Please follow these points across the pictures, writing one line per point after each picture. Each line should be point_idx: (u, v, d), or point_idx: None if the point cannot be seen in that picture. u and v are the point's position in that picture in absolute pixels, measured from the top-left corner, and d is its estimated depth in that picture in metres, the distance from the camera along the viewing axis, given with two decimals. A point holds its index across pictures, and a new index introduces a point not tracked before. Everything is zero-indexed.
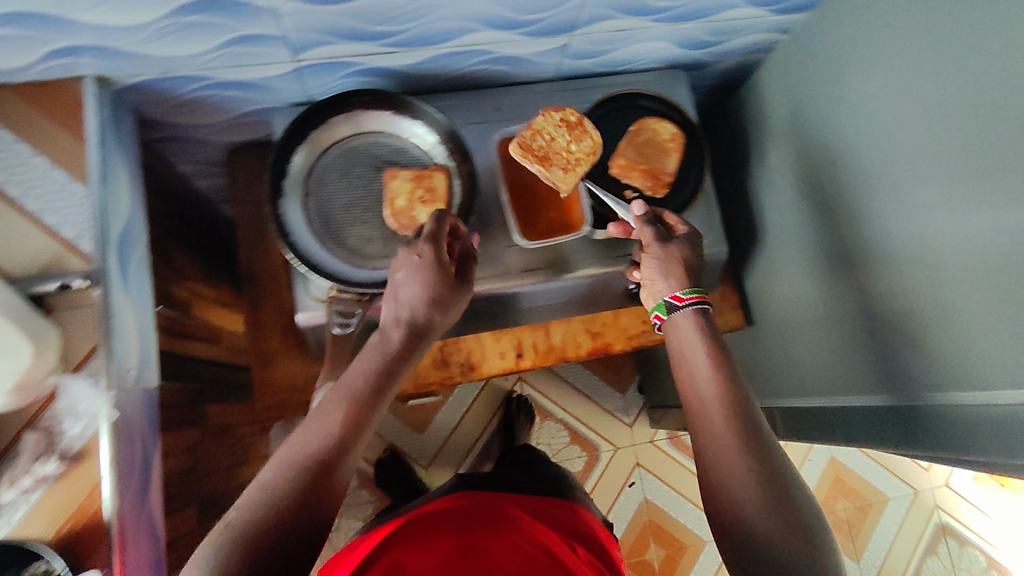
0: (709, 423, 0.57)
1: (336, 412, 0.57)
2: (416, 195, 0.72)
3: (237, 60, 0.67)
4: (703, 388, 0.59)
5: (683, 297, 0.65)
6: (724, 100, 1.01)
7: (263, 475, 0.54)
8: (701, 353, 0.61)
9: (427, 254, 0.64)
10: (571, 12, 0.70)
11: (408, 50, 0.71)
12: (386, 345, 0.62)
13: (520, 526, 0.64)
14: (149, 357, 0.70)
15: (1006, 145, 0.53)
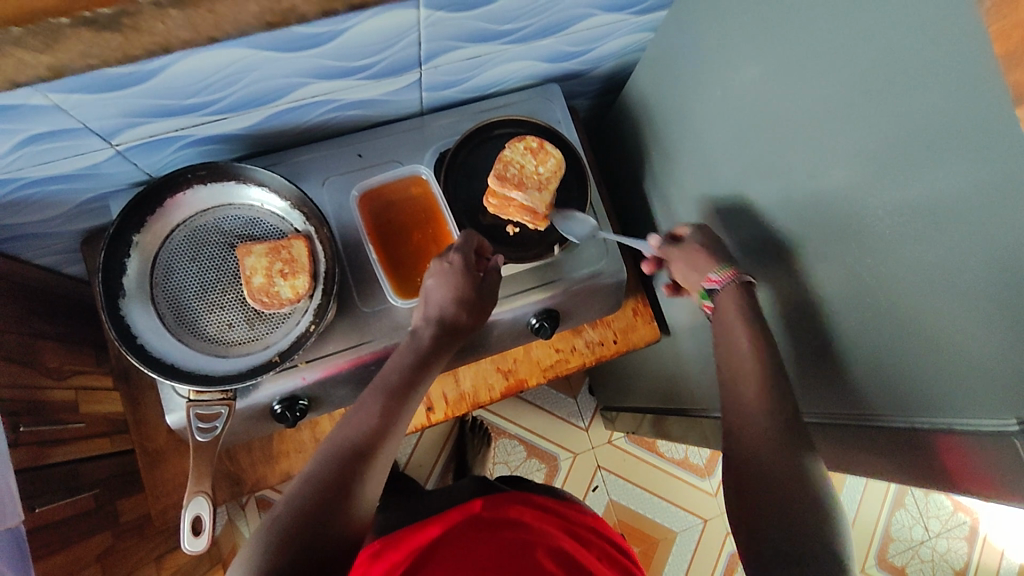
0: (739, 369, 0.61)
1: (374, 406, 0.61)
2: (277, 267, 0.66)
3: (43, 156, 0.61)
4: (745, 357, 0.61)
5: (720, 277, 0.65)
6: (612, 101, 0.96)
7: (304, 470, 0.56)
8: (716, 300, 0.66)
9: (457, 260, 0.66)
10: (406, 50, 0.65)
11: (236, 115, 0.67)
12: (419, 342, 0.66)
13: (514, 553, 0.68)
14: (6, 496, 0.63)
15: (859, 146, 0.50)
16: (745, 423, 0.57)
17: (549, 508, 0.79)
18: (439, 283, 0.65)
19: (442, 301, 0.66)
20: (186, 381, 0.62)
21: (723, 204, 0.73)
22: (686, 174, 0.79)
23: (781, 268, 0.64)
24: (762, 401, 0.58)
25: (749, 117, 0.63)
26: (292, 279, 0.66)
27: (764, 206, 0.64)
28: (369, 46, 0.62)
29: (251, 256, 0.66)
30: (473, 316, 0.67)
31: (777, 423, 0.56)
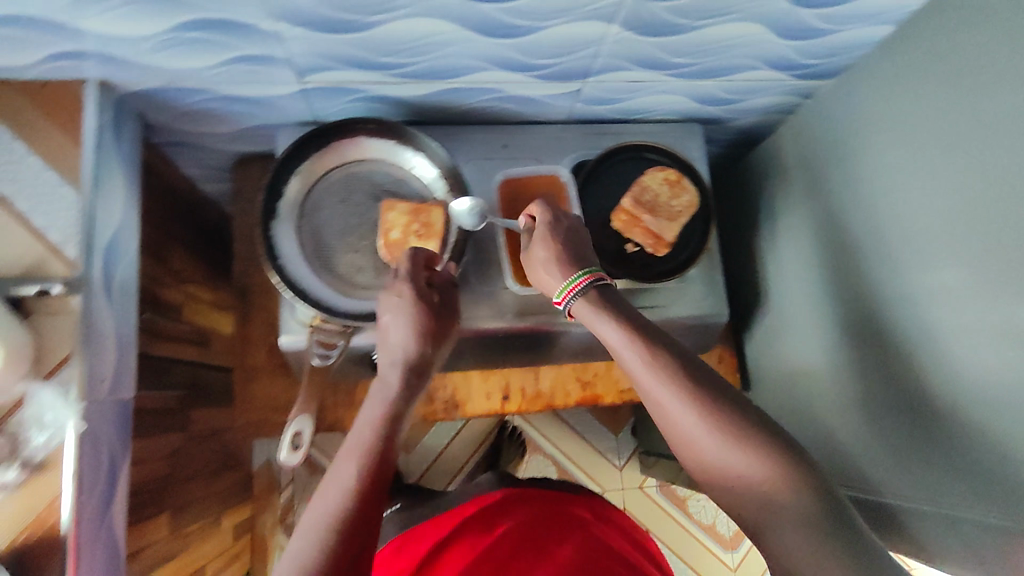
0: (711, 466, 0.50)
1: (348, 463, 0.53)
2: (413, 230, 0.70)
3: (242, 77, 0.67)
4: (692, 433, 0.50)
5: (567, 290, 0.60)
6: (740, 154, 0.98)
7: (289, 549, 0.48)
8: (620, 344, 0.55)
9: (408, 290, 0.62)
10: (583, 60, 0.70)
11: (412, 82, 0.72)
12: (388, 389, 0.57)
13: (532, 540, 0.70)
14: (126, 367, 0.67)
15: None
16: (772, 508, 0.46)
17: (566, 500, 0.82)
18: (403, 322, 0.60)
19: (407, 341, 0.59)
20: (313, 307, 0.67)
21: (846, 275, 0.74)
22: (807, 236, 0.81)
23: (906, 348, 0.65)
24: (768, 478, 0.47)
25: (901, 194, 0.65)
26: (424, 244, 0.70)
27: (907, 287, 0.65)
28: (555, 48, 0.67)
29: (393, 213, 0.71)
30: (438, 342, 0.62)
31: (797, 495, 0.46)
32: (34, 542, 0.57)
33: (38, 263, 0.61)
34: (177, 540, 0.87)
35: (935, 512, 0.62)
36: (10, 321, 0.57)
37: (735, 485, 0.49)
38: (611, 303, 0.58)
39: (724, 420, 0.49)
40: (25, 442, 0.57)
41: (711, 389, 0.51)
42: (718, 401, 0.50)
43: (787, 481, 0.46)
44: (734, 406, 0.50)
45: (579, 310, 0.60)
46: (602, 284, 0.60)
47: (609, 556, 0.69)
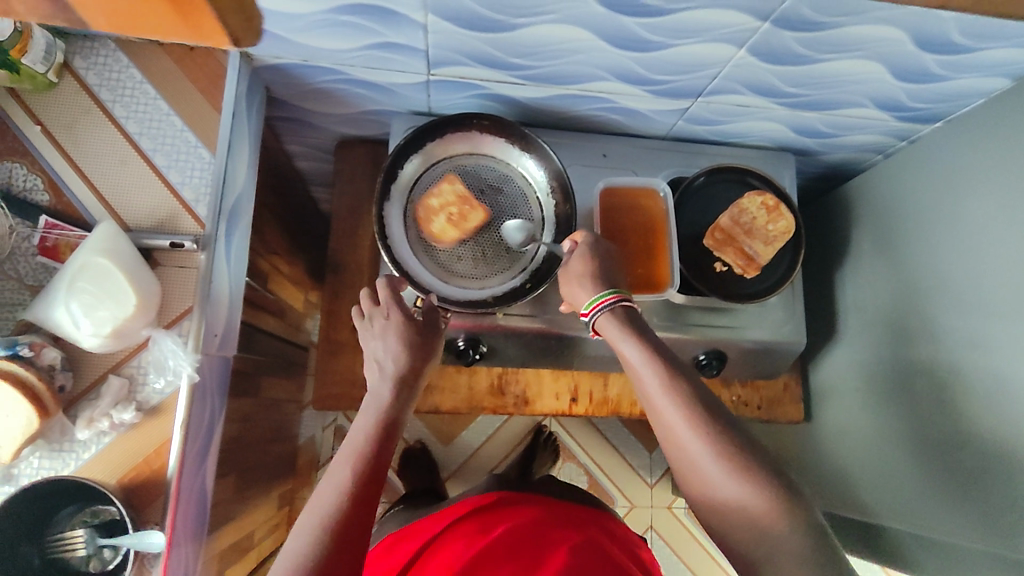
0: (707, 483, 0.53)
1: (343, 471, 0.56)
2: (465, 211, 0.73)
3: (374, 62, 0.70)
4: (696, 455, 0.53)
5: (590, 309, 0.63)
6: (821, 188, 1.00)
7: (285, 552, 0.51)
8: (636, 363, 0.59)
9: (394, 313, 0.66)
10: (699, 80, 0.72)
11: (530, 84, 0.74)
12: (381, 400, 0.61)
13: (524, 536, 0.65)
14: (231, 327, 0.69)
15: None
16: (766, 546, 0.50)
17: (572, 509, 0.78)
18: (398, 339, 0.64)
19: (396, 358, 0.63)
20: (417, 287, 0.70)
21: (934, 318, 0.75)
22: (891, 275, 0.82)
23: (997, 397, 0.66)
24: (765, 512, 0.50)
25: (1005, 244, 0.66)
26: (442, 219, 0.73)
27: (1002, 335, 0.66)
28: (675, 66, 0.69)
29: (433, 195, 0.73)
30: (425, 360, 0.65)
31: (791, 535, 0.49)
32: (141, 482, 0.59)
33: (170, 217, 0.64)
34: (239, 500, 0.89)
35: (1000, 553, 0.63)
36: (141, 268, 0.60)
37: (730, 520, 0.52)
38: (634, 328, 0.61)
39: (732, 457, 0.52)
40: (143, 385, 0.60)
41: (719, 422, 0.54)
42: (727, 434, 0.54)
43: (784, 522, 0.50)
44: (743, 443, 0.53)
45: (602, 327, 0.63)
46: (623, 307, 0.62)
47: (607, 560, 0.63)
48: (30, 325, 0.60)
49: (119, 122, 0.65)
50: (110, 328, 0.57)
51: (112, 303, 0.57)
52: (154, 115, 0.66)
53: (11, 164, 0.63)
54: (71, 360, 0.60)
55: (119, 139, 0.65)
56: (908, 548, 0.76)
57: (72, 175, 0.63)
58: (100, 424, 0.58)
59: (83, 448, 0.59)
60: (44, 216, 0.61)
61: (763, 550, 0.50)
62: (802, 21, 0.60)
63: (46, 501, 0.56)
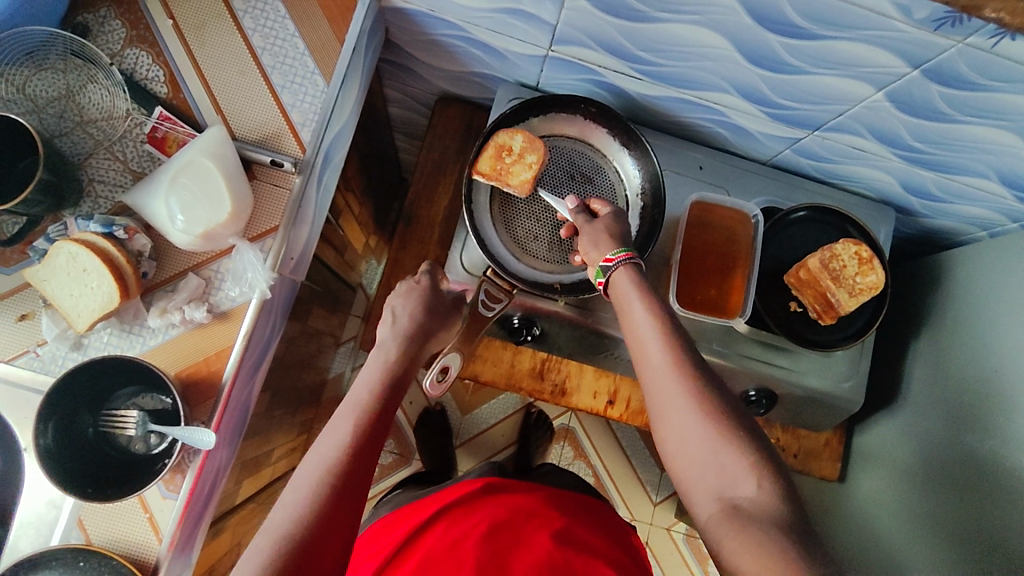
0: (686, 445, 0.49)
1: (345, 424, 0.55)
2: (503, 163, 0.72)
3: (499, 27, 0.70)
4: (680, 411, 0.49)
5: (614, 257, 0.59)
6: (911, 250, 0.96)
7: (285, 496, 0.50)
8: (640, 307, 0.55)
9: (425, 280, 0.69)
10: (824, 114, 0.69)
11: (648, 80, 0.73)
12: (389, 356, 0.62)
13: (510, 527, 0.63)
14: (306, 252, 0.69)
15: None
16: (733, 500, 0.46)
17: (574, 497, 0.76)
18: (417, 299, 0.66)
19: (412, 314, 0.65)
20: (489, 256, 0.70)
21: (1000, 408, 0.72)
22: (964, 354, 0.79)
23: None
24: (741, 473, 0.46)
25: None
26: (511, 141, 0.72)
27: None
28: (804, 93, 0.67)
29: (530, 171, 0.71)
30: (439, 324, 0.67)
31: (761, 486, 0.45)
32: (196, 380, 0.60)
33: (275, 136, 0.65)
34: (268, 419, 0.91)
35: None
36: (240, 179, 0.61)
37: (696, 464, 0.48)
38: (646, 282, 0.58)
39: (698, 391, 0.50)
40: (218, 290, 0.62)
41: (699, 364, 0.51)
42: (705, 378, 0.50)
43: (756, 467, 0.46)
44: (717, 388, 0.50)
45: (617, 281, 0.58)
46: (638, 263, 0.58)
47: (584, 557, 0.61)
48: (126, 208, 0.62)
49: (245, 33, 0.66)
50: (201, 229, 0.59)
51: (208, 205, 0.59)
52: (279, 33, 0.66)
53: (138, 51, 0.64)
54: (158, 251, 0.62)
55: (242, 48, 0.66)
56: None
57: (191, 73, 0.64)
58: (172, 317, 0.60)
59: (151, 334, 0.61)
60: (159, 108, 0.63)
61: (728, 501, 0.46)
62: (955, 79, 0.57)
63: (112, 376, 0.58)
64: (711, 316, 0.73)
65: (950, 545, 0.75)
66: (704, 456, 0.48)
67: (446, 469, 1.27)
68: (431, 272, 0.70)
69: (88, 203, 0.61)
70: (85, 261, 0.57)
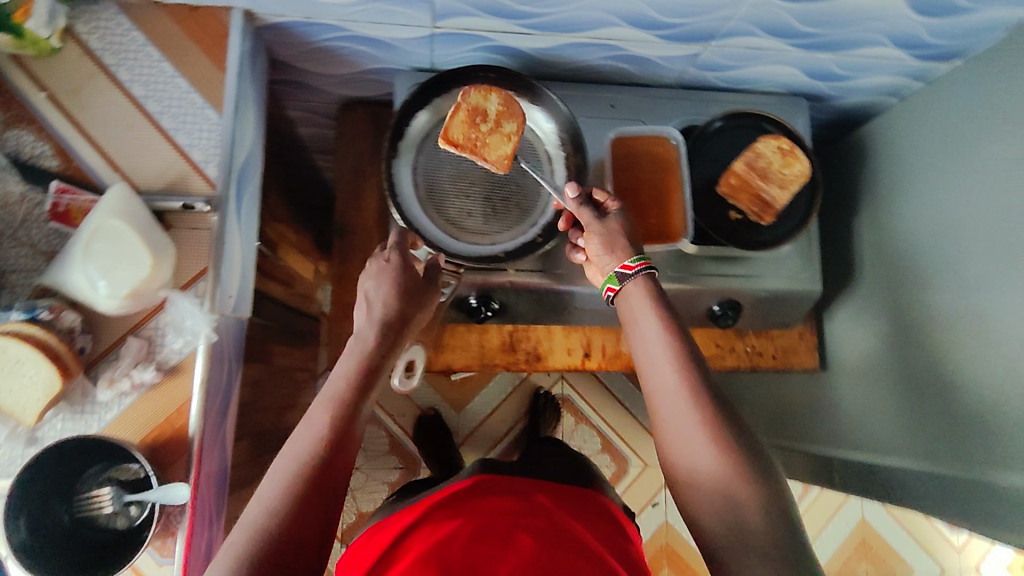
0: (702, 465, 0.52)
1: (322, 415, 0.54)
2: (478, 133, 0.69)
3: (379, 17, 0.69)
4: (693, 434, 0.53)
5: (633, 265, 0.62)
6: (832, 137, 0.98)
7: (260, 490, 0.50)
8: (657, 330, 0.58)
9: (393, 258, 0.67)
10: (712, 22, 0.70)
11: (539, 34, 0.73)
12: (365, 343, 0.61)
13: (496, 531, 0.63)
14: (245, 287, 0.70)
15: None
16: (736, 520, 0.49)
17: (557, 488, 0.75)
18: (389, 279, 0.65)
19: (387, 299, 0.64)
20: (427, 243, 0.69)
21: (949, 260, 0.75)
22: (901, 219, 0.82)
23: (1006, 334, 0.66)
24: (748, 498, 0.50)
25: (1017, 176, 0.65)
26: (486, 105, 0.69)
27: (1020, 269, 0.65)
28: (687, 7, 0.67)
29: (507, 145, 0.69)
30: (416, 305, 0.66)
31: (762, 513, 0.49)
32: (163, 442, 0.59)
33: (180, 179, 0.64)
34: (259, 465, 0.91)
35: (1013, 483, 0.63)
36: (156, 232, 0.60)
37: (705, 483, 0.51)
38: (661, 303, 0.60)
39: (707, 411, 0.53)
40: (162, 346, 0.60)
41: (711, 391, 0.55)
42: (716, 406, 0.54)
43: (760, 496, 0.50)
44: (725, 413, 0.54)
45: (626, 296, 0.62)
46: (654, 273, 0.62)
47: (569, 560, 0.60)
48: (45, 290, 0.60)
49: (124, 86, 0.65)
50: (128, 289, 0.57)
51: (128, 264, 0.57)
52: (158, 77, 0.65)
53: (18, 130, 0.62)
54: (89, 324, 0.60)
55: (124, 101, 0.64)
56: (922, 490, 0.76)
57: (77, 139, 0.63)
58: (121, 385, 0.59)
59: (105, 409, 0.59)
60: (54, 181, 0.61)
61: (732, 520, 0.49)
62: None
63: (74, 459, 0.57)
64: (656, 245, 0.74)
65: (923, 399, 0.78)
66: (713, 476, 0.51)
67: (451, 469, 1.26)
68: (398, 247, 0.69)
69: (5, 294, 0.59)
70: (17, 352, 0.54)
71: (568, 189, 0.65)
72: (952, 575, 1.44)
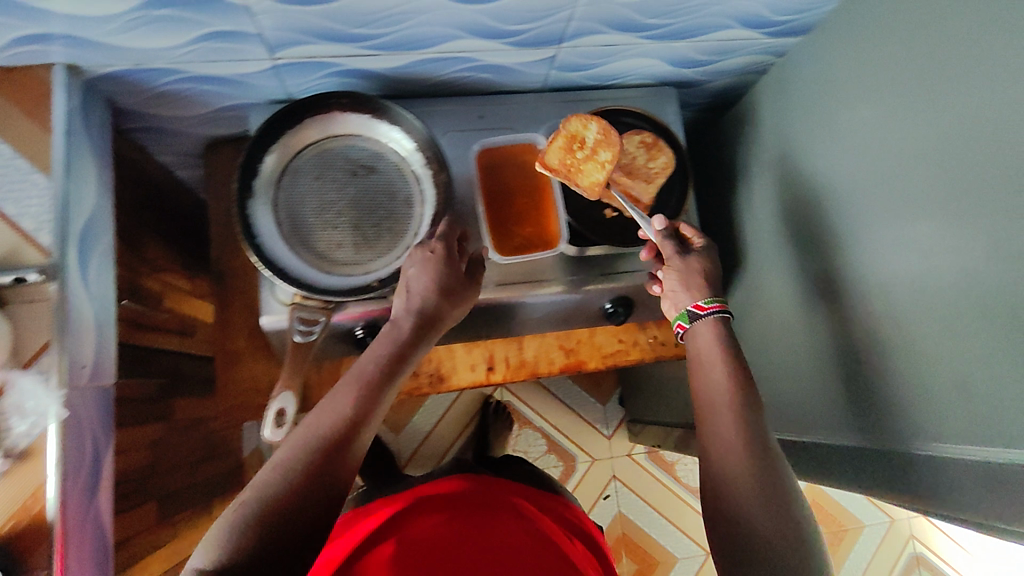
0: (729, 466, 0.56)
1: (348, 396, 0.59)
2: (573, 159, 0.72)
3: (211, 55, 0.66)
4: (728, 443, 0.57)
5: (705, 306, 0.66)
6: (714, 118, 0.99)
7: (278, 452, 0.55)
8: (720, 360, 0.62)
9: (439, 249, 0.66)
10: (554, 25, 0.68)
11: (386, 54, 0.70)
12: (398, 335, 0.64)
13: (477, 530, 0.68)
14: (106, 356, 0.68)
15: (992, 196, 0.50)
16: (745, 512, 0.53)
17: (524, 493, 0.82)
18: (430, 275, 0.65)
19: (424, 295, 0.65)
20: (292, 283, 0.66)
21: (814, 231, 0.74)
22: (776, 196, 0.82)
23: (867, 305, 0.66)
24: (765, 496, 0.54)
25: (865, 147, 0.65)
26: (584, 133, 0.72)
27: (870, 237, 0.65)
28: (524, 14, 0.65)
29: (600, 172, 0.71)
30: (450, 308, 0.66)
31: (773, 509, 0.53)
32: (20, 532, 0.56)
33: (11, 252, 0.61)
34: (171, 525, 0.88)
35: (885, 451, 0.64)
36: None
37: (722, 479, 0.56)
38: (727, 335, 0.65)
39: (741, 424, 0.58)
40: (6, 432, 0.57)
41: (757, 410, 0.59)
42: (755, 424, 0.58)
43: (773, 495, 0.54)
44: (759, 430, 0.58)
45: (696, 330, 0.66)
46: (729, 316, 0.66)
47: (539, 555, 0.65)
48: None
49: None
50: None
51: None
52: None
53: None
54: None
55: None
56: (810, 461, 0.77)
57: None
58: None
59: None
60: None
61: (742, 511, 0.53)
62: None
63: None
64: (536, 254, 0.75)
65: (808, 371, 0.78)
66: (734, 475, 0.55)
67: None
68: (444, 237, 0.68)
69: None
70: None
71: (654, 219, 0.71)
72: (898, 522, 1.48)
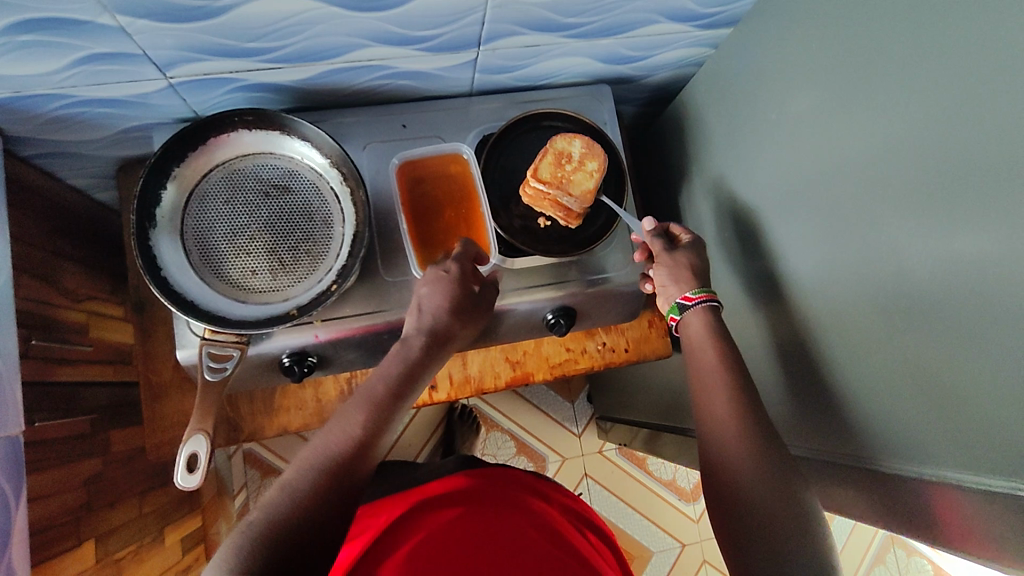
0: (731, 453, 0.56)
1: (358, 416, 0.56)
2: (564, 172, 0.71)
3: (99, 78, 0.61)
4: (725, 427, 0.57)
5: (693, 297, 0.67)
6: (656, 112, 0.96)
7: (285, 475, 0.53)
8: (712, 349, 0.63)
9: (452, 269, 0.65)
10: (468, 29, 0.65)
11: (291, 66, 0.66)
12: (409, 352, 0.61)
13: (493, 520, 0.66)
14: (9, 402, 0.65)
15: (919, 197, 0.48)
16: (748, 500, 0.53)
17: (538, 481, 0.80)
18: (443, 292, 0.63)
19: (436, 311, 0.63)
20: (201, 317, 0.62)
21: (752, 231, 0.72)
22: (717, 194, 0.79)
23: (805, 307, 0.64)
24: (769, 481, 0.53)
25: (796, 144, 0.62)
26: (570, 148, 0.72)
27: (806, 239, 0.62)
28: (433, 19, 0.62)
29: (592, 181, 0.71)
30: (461, 323, 0.65)
31: (776, 494, 0.53)
32: None
33: None
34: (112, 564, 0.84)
35: (829, 458, 0.62)
36: None
37: (720, 468, 0.56)
38: (717, 325, 0.65)
39: (738, 409, 0.58)
40: None
41: (746, 392, 0.59)
42: (752, 408, 0.58)
43: (774, 480, 0.53)
44: (761, 415, 0.58)
45: (688, 321, 0.67)
46: (717, 305, 0.66)
47: (554, 548, 0.63)
48: None
49: None
50: None
51: None
52: None
53: None
54: None
55: None
56: None
57: None
58: None
59: None
60: None
61: (745, 500, 0.53)
62: None
63: None
64: None
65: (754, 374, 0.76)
66: (733, 463, 0.55)
67: None
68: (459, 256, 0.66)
69: None
70: None
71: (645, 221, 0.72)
72: None
